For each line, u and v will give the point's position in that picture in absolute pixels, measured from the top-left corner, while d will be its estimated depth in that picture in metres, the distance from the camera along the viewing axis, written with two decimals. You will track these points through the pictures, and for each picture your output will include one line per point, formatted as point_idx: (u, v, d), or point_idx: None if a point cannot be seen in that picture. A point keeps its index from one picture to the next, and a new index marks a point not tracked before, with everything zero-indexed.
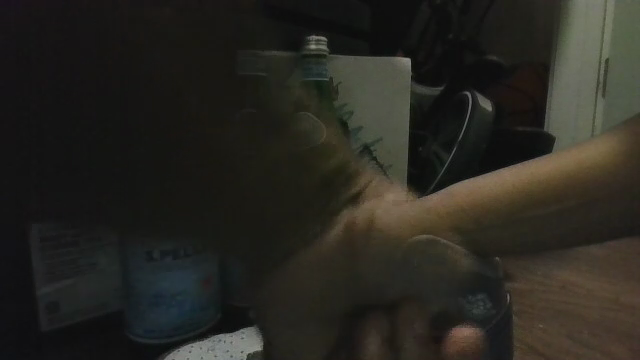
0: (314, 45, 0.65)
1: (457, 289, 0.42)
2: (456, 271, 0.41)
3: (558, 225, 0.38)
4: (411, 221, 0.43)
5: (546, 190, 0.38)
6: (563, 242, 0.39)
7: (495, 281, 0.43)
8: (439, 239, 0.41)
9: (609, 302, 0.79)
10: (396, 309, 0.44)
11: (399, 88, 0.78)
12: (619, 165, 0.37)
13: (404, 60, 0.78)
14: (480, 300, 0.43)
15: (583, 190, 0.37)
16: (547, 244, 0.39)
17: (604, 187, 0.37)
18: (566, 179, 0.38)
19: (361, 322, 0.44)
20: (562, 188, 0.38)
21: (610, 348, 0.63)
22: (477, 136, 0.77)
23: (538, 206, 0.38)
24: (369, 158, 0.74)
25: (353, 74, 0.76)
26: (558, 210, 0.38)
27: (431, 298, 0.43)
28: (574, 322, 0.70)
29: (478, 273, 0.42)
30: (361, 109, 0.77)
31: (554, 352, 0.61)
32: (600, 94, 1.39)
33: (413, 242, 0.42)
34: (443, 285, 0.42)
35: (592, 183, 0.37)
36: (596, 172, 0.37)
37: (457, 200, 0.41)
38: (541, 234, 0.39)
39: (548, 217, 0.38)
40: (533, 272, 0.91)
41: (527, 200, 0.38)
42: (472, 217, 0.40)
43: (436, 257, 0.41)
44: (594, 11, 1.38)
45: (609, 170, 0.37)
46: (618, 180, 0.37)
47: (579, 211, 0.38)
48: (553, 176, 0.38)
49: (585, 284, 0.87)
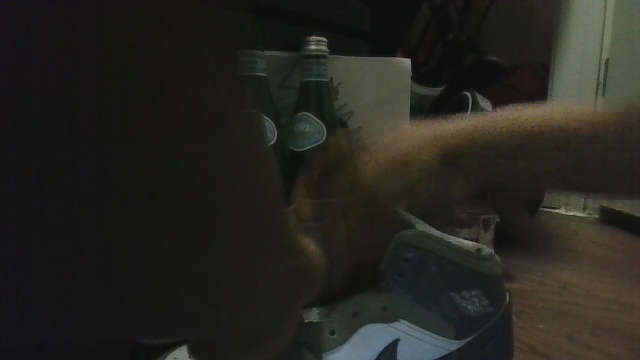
0: (314, 44, 0.66)
1: (451, 284, 0.44)
2: (449, 265, 0.44)
3: (536, 164, 0.51)
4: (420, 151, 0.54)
5: (522, 129, 0.49)
6: (543, 177, 0.51)
7: (490, 278, 0.45)
8: (426, 234, 0.44)
9: (608, 302, 0.79)
10: (392, 306, 0.45)
11: (399, 87, 0.79)
12: (615, 125, 0.47)
13: (405, 60, 0.80)
14: (475, 297, 0.45)
15: (575, 135, 0.48)
16: (524, 179, 0.53)
17: (594, 138, 0.47)
18: (559, 125, 0.49)
19: (358, 318, 0.45)
20: (560, 131, 0.48)
21: (610, 348, 0.63)
22: None
23: (524, 152, 0.50)
24: None
25: (352, 75, 0.77)
26: (545, 154, 0.49)
27: (426, 294, 0.45)
28: (574, 321, 0.71)
29: (473, 270, 0.44)
30: (361, 110, 0.78)
31: (554, 352, 0.61)
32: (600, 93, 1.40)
33: (397, 238, 0.45)
34: (439, 282, 0.44)
35: (582, 130, 0.48)
36: (572, 125, 0.48)
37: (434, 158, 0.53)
38: (525, 174, 0.51)
39: (531, 164, 0.51)
40: (533, 272, 0.90)
41: (526, 140, 0.49)
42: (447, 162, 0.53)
43: (425, 250, 0.44)
44: (594, 8, 1.44)
45: (610, 129, 0.47)
46: (575, 141, 0.48)
47: (565, 154, 0.49)
48: (549, 126, 0.49)
49: (584, 283, 0.87)
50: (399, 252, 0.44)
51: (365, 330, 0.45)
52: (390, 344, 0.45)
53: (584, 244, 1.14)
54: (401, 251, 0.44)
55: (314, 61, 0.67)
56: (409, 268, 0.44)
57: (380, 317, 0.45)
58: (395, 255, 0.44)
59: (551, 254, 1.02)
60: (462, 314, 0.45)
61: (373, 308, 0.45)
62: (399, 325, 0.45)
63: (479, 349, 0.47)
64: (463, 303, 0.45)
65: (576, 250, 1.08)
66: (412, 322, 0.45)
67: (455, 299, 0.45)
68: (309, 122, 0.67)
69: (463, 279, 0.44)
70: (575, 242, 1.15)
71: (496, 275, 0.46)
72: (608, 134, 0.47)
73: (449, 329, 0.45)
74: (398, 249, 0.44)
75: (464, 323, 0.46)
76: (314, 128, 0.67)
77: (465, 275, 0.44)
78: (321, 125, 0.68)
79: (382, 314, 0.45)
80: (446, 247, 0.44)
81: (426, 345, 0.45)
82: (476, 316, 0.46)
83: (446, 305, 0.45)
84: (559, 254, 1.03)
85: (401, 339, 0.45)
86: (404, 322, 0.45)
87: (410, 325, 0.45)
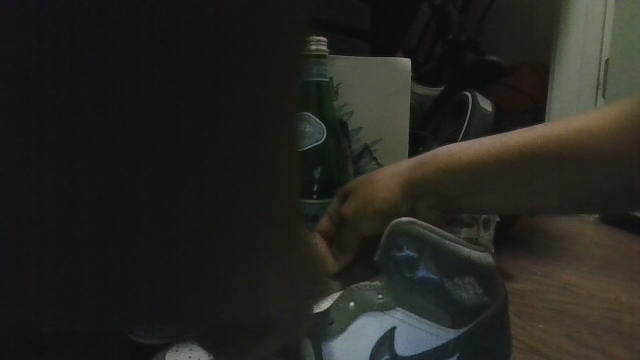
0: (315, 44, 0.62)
1: (444, 271, 0.44)
2: (442, 252, 0.43)
3: (549, 179, 0.48)
4: (405, 178, 0.51)
5: (539, 142, 0.48)
6: (553, 198, 0.49)
7: (484, 268, 0.44)
8: (417, 223, 0.43)
9: (609, 302, 0.79)
10: (388, 293, 0.46)
11: (399, 86, 0.79)
12: (624, 125, 0.45)
13: (405, 59, 0.80)
14: (468, 284, 0.44)
15: (582, 143, 0.46)
16: (542, 199, 0.50)
17: (601, 139, 0.45)
18: (568, 134, 0.47)
19: (356, 307, 0.46)
20: (569, 141, 0.46)
21: (611, 349, 0.63)
22: (475, 134, 0.78)
23: (533, 158, 0.48)
24: (368, 159, 0.77)
25: (352, 75, 0.78)
26: (554, 161, 0.47)
27: (422, 284, 0.44)
28: (574, 321, 0.71)
29: (466, 258, 0.43)
30: (361, 110, 0.79)
31: (554, 352, 0.61)
32: (600, 94, 1.42)
33: (391, 226, 0.43)
34: (433, 272, 0.44)
35: (592, 135, 0.46)
36: (582, 131, 0.46)
37: (439, 164, 0.51)
38: (535, 187, 0.49)
39: (543, 174, 0.48)
40: (533, 271, 0.90)
41: (531, 153, 0.48)
42: (453, 171, 0.51)
43: (420, 236, 0.43)
44: (595, 5, 1.40)
45: (619, 131, 0.45)
46: (568, 159, 0.47)
47: (578, 162, 0.47)
48: (559, 136, 0.47)
49: (585, 284, 0.87)
50: (393, 242, 0.43)
51: (361, 320, 0.46)
52: (387, 331, 0.46)
53: (584, 244, 1.14)
54: (398, 239, 0.43)
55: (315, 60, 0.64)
56: (401, 258, 0.44)
57: (375, 305, 0.46)
58: (390, 243, 0.43)
59: (551, 254, 1.02)
60: (456, 302, 0.45)
61: (367, 296, 0.46)
62: (396, 312, 0.46)
63: (476, 344, 0.46)
64: (457, 291, 0.45)
65: (576, 250, 1.08)
66: (407, 310, 0.45)
67: (449, 288, 0.44)
68: (310, 123, 0.64)
69: (456, 268, 0.43)
70: (575, 242, 1.14)
71: (489, 265, 0.44)
72: (605, 149, 0.45)
73: (444, 318, 0.45)
74: (395, 237, 0.43)
75: (459, 310, 0.45)
76: (314, 129, 0.64)
77: (458, 261, 0.43)
78: (321, 125, 0.65)
79: (379, 302, 0.46)
80: (439, 235, 0.43)
81: (420, 331, 0.46)
82: (471, 303, 0.45)
83: (441, 294, 0.44)
84: (559, 254, 1.03)
85: (397, 327, 0.46)
86: (399, 310, 0.46)
87: (405, 312, 0.46)
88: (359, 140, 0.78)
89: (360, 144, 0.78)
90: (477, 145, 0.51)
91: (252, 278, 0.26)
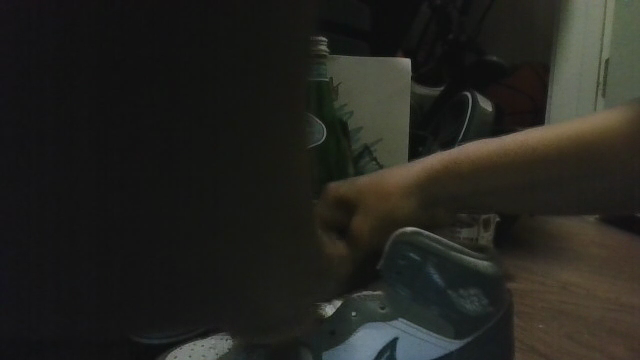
0: (315, 44, 0.64)
1: (450, 282, 0.44)
2: (447, 262, 0.43)
3: (556, 189, 0.44)
4: (410, 185, 0.47)
5: (547, 148, 0.44)
6: (558, 206, 0.45)
7: (489, 278, 0.44)
8: (421, 232, 0.43)
9: (608, 302, 0.79)
10: (390, 305, 0.46)
11: (400, 88, 0.80)
12: (629, 131, 0.43)
13: (405, 60, 0.81)
14: (473, 296, 0.45)
15: (590, 148, 0.43)
16: (542, 208, 0.45)
17: (610, 148, 0.43)
18: (577, 139, 0.43)
19: (358, 318, 0.47)
20: (579, 145, 0.43)
21: (611, 349, 0.63)
22: (476, 134, 0.78)
23: (540, 161, 0.44)
24: (368, 158, 0.77)
25: (351, 75, 0.78)
26: (564, 166, 0.43)
27: (427, 294, 0.45)
28: (574, 321, 0.71)
29: (472, 268, 0.44)
30: (361, 110, 0.79)
31: (555, 352, 0.61)
32: (600, 93, 1.40)
33: (396, 235, 0.42)
34: (440, 284, 0.44)
35: (597, 142, 0.43)
36: (589, 137, 0.43)
37: (443, 167, 0.46)
38: (541, 197, 0.44)
39: (548, 182, 0.44)
40: (533, 272, 0.90)
41: (539, 157, 0.44)
42: (457, 176, 0.46)
43: (426, 246, 0.43)
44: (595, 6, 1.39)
45: (626, 140, 0.43)
46: (580, 162, 0.43)
47: (586, 168, 0.43)
48: (568, 140, 0.44)
49: (584, 283, 0.87)
50: (397, 252, 0.43)
51: (362, 330, 0.47)
52: (388, 342, 0.46)
53: (583, 244, 1.14)
54: (403, 249, 0.43)
55: (315, 61, 0.64)
56: (406, 267, 0.44)
57: (377, 316, 0.46)
58: (394, 252, 0.43)
59: (550, 253, 1.02)
60: (460, 313, 0.46)
61: (369, 307, 0.47)
62: (398, 322, 0.46)
63: (480, 350, 0.47)
64: (462, 302, 0.45)
65: (575, 250, 1.08)
66: (408, 321, 0.46)
67: (452, 298, 0.45)
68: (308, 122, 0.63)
69: (463, 278, 0.44)
70: (575, 241, 1.15)
71: (494, 275, 0.45)
72: (617, 154, 0.43)
73: (446, 328, 0.46)
74: (401, 248, 0.43)
75: (461, 320, 0.46)
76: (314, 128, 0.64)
77: (463, 271, 0.44)
78: (322, 125, 0.64)
79: (381, 314, 0.46)
80: (444, 245, 0.43)
81: (423, 342, 0.46)
82: (475, 314, 0.46)
83: (445, 305, 0.45)
84: (558, 254, 1.03)
85: (399, 337, 0.46)
86: (401, 321, 0.46)
87: (407, 323, 0.46)
88: (359, 140, 0.78)
89: (360, 145, 0.78)
90: (484, 144, 0.46)
91: (254, 261, 0.26)
